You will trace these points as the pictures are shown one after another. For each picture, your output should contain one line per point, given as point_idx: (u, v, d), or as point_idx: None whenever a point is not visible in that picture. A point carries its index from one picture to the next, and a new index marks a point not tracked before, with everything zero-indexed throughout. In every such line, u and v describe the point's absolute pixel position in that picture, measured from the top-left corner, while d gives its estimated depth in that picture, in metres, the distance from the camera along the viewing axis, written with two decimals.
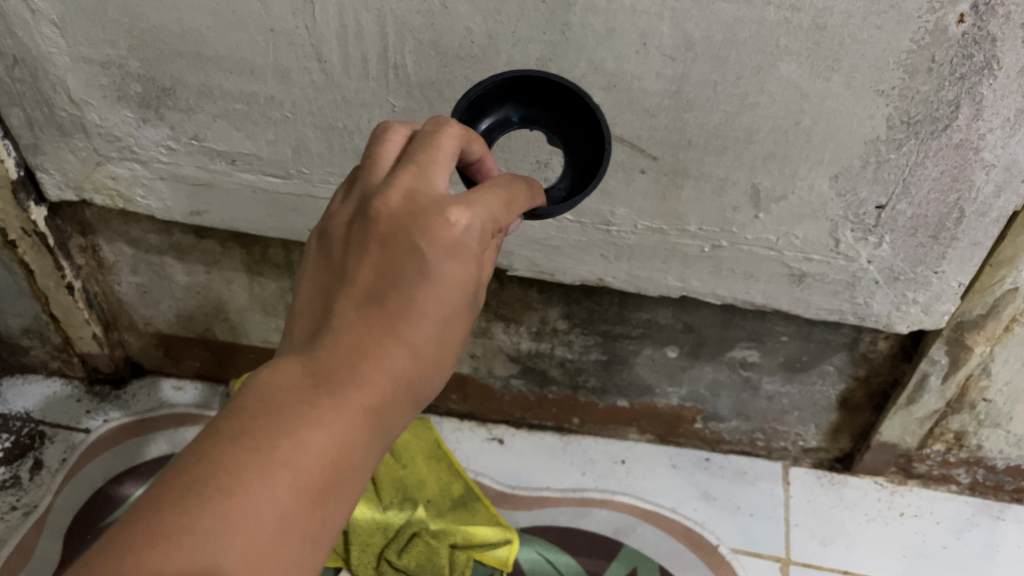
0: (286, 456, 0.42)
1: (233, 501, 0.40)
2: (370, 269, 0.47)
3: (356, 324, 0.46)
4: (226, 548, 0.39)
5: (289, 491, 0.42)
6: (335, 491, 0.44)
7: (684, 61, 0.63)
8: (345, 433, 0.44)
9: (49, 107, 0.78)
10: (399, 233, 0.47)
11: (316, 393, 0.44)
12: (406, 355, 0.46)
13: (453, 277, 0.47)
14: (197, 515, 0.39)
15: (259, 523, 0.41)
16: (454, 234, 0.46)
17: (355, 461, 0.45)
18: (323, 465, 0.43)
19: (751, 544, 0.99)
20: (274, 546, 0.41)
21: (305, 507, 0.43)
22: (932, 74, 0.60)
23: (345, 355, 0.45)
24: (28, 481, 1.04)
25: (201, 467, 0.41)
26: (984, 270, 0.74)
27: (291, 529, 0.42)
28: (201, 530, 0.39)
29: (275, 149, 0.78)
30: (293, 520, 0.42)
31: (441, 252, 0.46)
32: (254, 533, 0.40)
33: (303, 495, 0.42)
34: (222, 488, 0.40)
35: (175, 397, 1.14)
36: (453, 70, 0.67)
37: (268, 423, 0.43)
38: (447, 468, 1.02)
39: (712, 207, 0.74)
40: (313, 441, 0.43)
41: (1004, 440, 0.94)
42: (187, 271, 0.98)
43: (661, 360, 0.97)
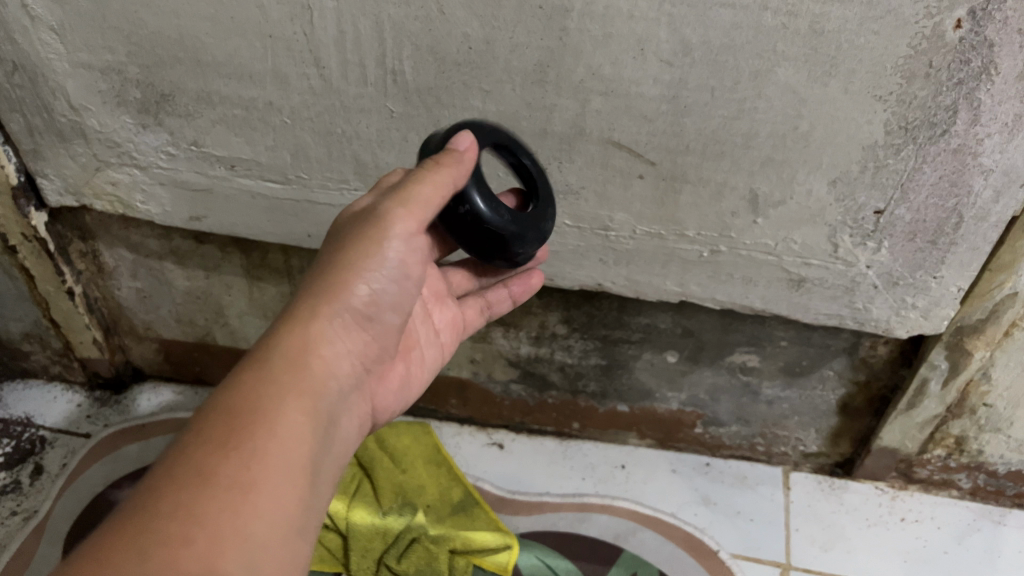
0: (208, 408, 0.48)
1: (172, 449, 0.46)
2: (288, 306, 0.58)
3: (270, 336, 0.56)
4: (164, 477, 0.43)
5: (212, 421, 0.47)
6: (263, 412, 0.48)
7: (681, 66, 0.63)
8: (263, 368, 0.50)
9: (49, 113, 0.78)
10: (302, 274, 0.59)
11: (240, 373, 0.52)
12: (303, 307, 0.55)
13: (333, 250, 0.58)
14: (169, 476, 0.43)
15: (191, 451, 0.45)
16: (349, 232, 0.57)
17: (274, 397, 0.49)
18: (245, 394, 0.48)
19: (751, 550, 0.98)
20: (208, 461, 0.44)
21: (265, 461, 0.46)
22: (930, 79, 0.60)
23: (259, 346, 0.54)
24: (28, 485, 1.04)
25: (176, 450, 0.45)
26: (984, 275, 0.73)
27: (223, 443, 0.45)
28: (145, 484, 0.44)
29: (274, 154, 0.78)
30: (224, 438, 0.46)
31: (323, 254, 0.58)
32: (188, 460, 0.44)
33: (230, 419, 0.47)
34: (165, 451, 0.46)
35: (175, 402, 1.14)
36: (451, 75, 0.67)
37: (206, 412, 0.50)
38: (447, 473, 1.03)
39: (710, 211, 0.74)
40: (233, 384, 0.50)
41: (1005, 445, 0.94)
42: (187, 276, 0.98)
43: (660, 364, 0.97)
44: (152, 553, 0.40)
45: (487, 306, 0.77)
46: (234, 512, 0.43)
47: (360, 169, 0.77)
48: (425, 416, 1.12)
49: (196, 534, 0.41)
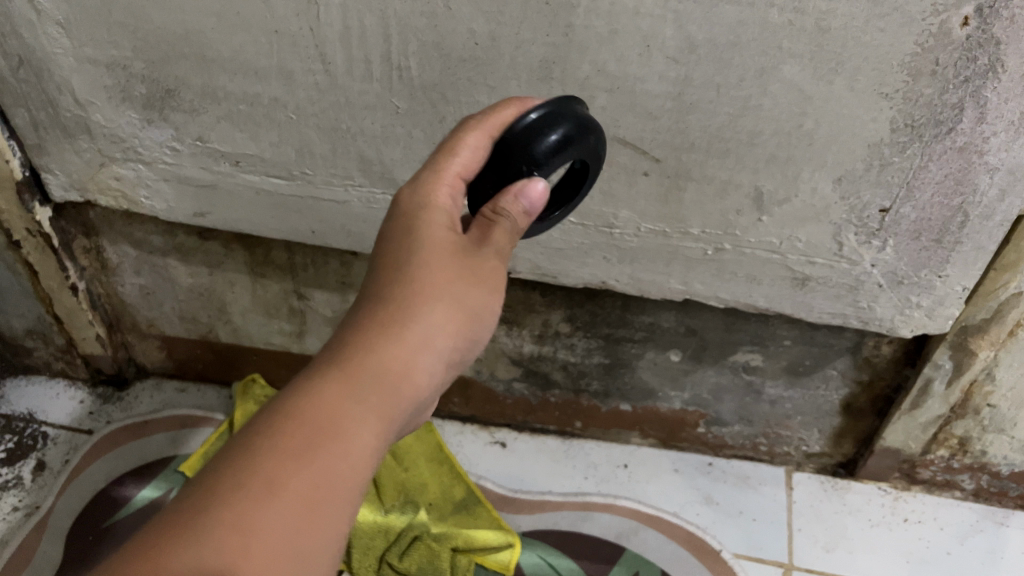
0: (270, 418, 0.41)
1: (224, 463, 0.39)
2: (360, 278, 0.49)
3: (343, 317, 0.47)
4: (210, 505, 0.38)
5: (272, 444, 0.40)
6: (330, 443, 0.40)
7: (686, 64, 0.63)
8: (337, 388, 0.42)
9: (54, 108, 0.78)
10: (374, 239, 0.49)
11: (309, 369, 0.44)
12: (384, 308, 0.44)
13: (413, 229, 0.46)
14: (219, 482, 0.39)
15: (243, 481, 0.38)
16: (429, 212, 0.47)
17: (348, 405, 0.42)
18: (315, 400, 0.41)
19: (753, 550, 0.98)
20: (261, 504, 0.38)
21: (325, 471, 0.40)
22: (937, 77, 0.60)
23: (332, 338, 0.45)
24: (31, 481, 1.04)
25: (227, 446, 0.41)
26: (988, 274, 0.74)
27: (280, 481, 0.39)
28: (201, 487, 0.39)
29: (278, 150, 0.78)
30: (282, 472, 0.39)
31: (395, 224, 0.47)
32: (246, 467, 0.39)
33: (289, 452, 0.39)
34: (217, 459, 0.40)
35: (178, 398, 1.15)
36: (457, 72, 0.67)
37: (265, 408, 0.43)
38: (449, 471, 1.03)
39: (715, 209, 0.74)
40: (302, 397, 0.41)
41: (1008, 446, 0.93)
42: (191, 272, 0.98)
43: (663, 363, 0.96)
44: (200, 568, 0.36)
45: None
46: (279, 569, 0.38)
47: (365, 165, 0.77)
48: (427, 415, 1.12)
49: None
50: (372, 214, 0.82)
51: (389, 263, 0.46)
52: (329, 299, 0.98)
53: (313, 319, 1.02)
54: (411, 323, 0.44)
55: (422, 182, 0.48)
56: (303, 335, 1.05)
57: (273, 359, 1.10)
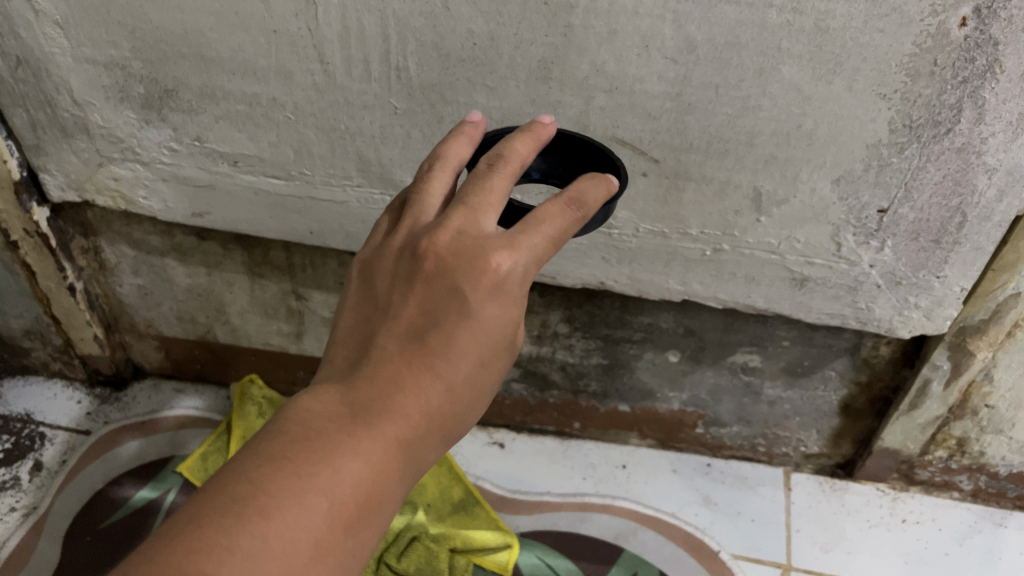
0: (324, 485, 0.41)
1: (269, 527, 0.39)
2: (414, 304, 0.46)
3: (396, 359, 0.45)
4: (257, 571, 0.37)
5: (323, 519, 0.40)
6: (368, 521, 0.42)
7: (685, 64, 0.63)
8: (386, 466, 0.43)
9: (52, 108, 0.78)
10: (443, 270, 0.45)
11: (359, 425, 0.43)
12: (446, 391, 0.44)
13: (491, 312, 0.45)
14: (238, 533, 0.38)
15: (295, 551, 0.39)
16: (496, 277, 0.44)
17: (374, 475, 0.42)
18: (348, 470, 0.42)
19: (752, 550, 0.98)
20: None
21: (340, 536, 0.41)
22: (934, 78, 0.60)
23: (384, 386, 0.44)
24: (27, 482, 1.04)
25: (244, 488, 0.40)
26: (986, 275, 0.73)
27: (325, 562, 0.40)
28: (216, 522, 0.38)
29: (277, 150, 0.78)
30: (327, 550, 0.40)
31: (482, 293, 0.44)
32: (269, 521, 0.39)
33: (335, 527, 0.41)
34: (260, 510, 0.39)
35: (176, 399, 1.14)
36: (456, 72, 0.67)
37: (307, 451, 0.42)
38: (447, 472, 1.03)
39: (714, 210, 0.74)
40: (355, 471, 0.42)
41: (1006, 446, 0.93)
42: (189, 273, 0.98)
43: (662, 364, 0.96)
44: None
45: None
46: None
47: (364, 165, 0.77)
48: None
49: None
50: (371, 214, 0.82)
51: (460, 342, 0.44)
52: (328, 300, 0.98)
53: (311, 320, 1.02)
54: (461, 410, 0.45)
55: (519, 256, 0.45)
56: (301, 335, 1.05)
57: (271, 360, 1.10)
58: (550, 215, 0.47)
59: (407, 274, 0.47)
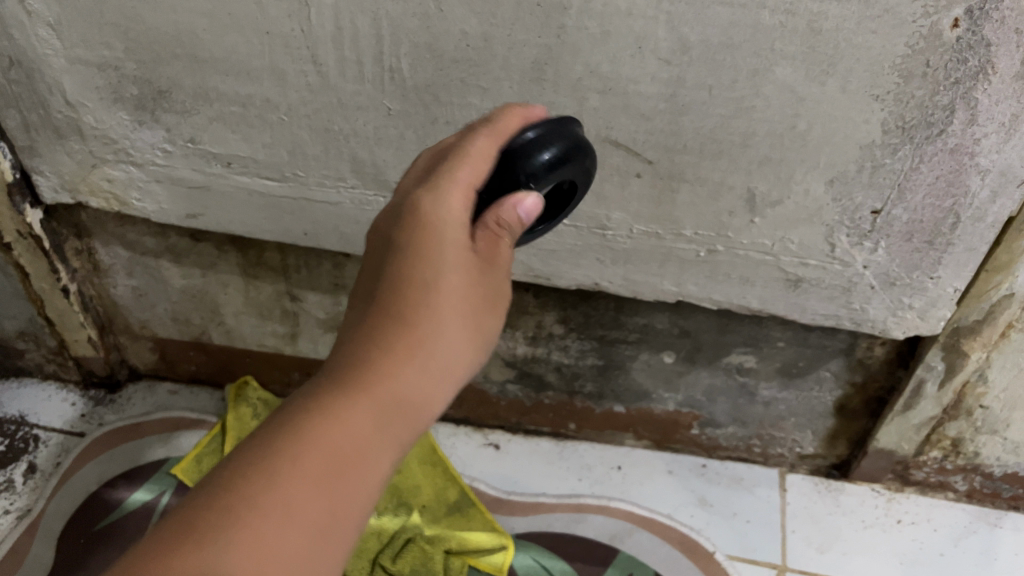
0: (286, 447, 0.41)
1: (237, 497, 0.39)
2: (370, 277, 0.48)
3: (356, 324, 0.46)
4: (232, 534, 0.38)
5: (292, 477, 0.40)
6: (348, 474, 0.41)
7: (679, 65, 0.63)
8: (355, 411, 0.42)
9: (45, 110, 0.78)
10: (384, 239, 0.48)
11: (325, 385, 0.44)
12: (404, 331, 0.44)
13: (430, 248, 0.46)
14: (209, 510, 0.39)
15: (267, 510, 0.39)
16: (420, 216, 0.46)
17: (344, 425, 0.42)
18: (313, 424, 0.42)
19: (747, 551, 0.98)
20: (286, 537, 0.39)
21: (317, 491, 0.40)
22: (928, 79, 0.60)
23: (346, 349, 0.45)
24: (22, 484, 1.04)
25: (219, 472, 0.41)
26: (980, 276, 0.73)
27: (301, 519, 0.39)
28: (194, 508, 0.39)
29: (271, 152, 0.78)
30: (304, 504, 0.40)
31: (412, 234, 0.46)
32: (238, 491, 0.39)
33: (311, 481, 0.40)
34: (228, 485, 0.40)
35: (171, 401, 1.14)
36: (449, 73, 0.67)
37: (275, 423, 0.42)
38: (442, 474, 1.03)
39: (708, 211, 0.74)
40: (323, 424, 0.42)
41: (1001, 447, 0.94)
42: (183, 274, 0.98)
43: (657, 365, 0.96)
44: None
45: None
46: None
47: (357, 167, 0.77)
48: None
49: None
50: (365, 216, 0.82)
51: (405, 283, 0.45)
52: (323, 301, 0.98)
53: (306, 321, 1.01)
54: (431, 347, 0.44)
55: (439, 194, 0.47)
56: (296, 336, 1.04)
57: (266, 361, 1.10)
58: (465, 151, 0.49)
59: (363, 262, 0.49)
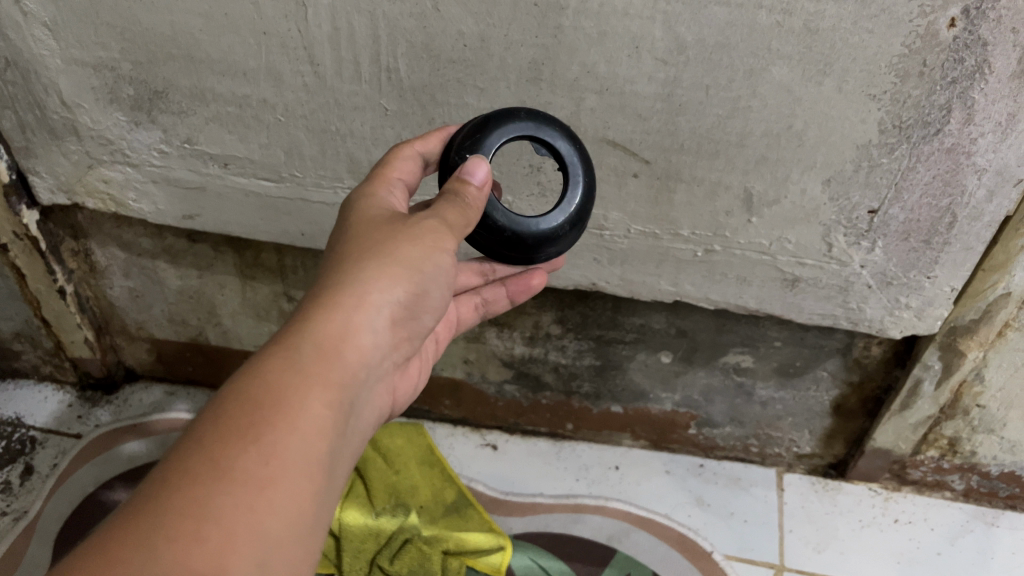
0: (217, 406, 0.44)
1: (174, 456, 0.42)
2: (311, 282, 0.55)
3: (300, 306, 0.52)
4: (179, 461, 0.41)
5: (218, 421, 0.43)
6: (273, 408, 0.44)
7: (676, 65, 0.63)
8: (278, 359, 0.46)
9: (41, 110, 0.78)
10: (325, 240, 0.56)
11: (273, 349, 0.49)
12: (332, 278, 0.51)
13: (353, 222, 0.55)
14: (150, 477, 0.41)
15: (206, 434, 0.42)
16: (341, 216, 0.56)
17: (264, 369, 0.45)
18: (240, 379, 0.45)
19: (745, 551, 0.98)
20: (226, 447, 0.41)
21: (240, 425, 0.42)
22: (924, 78, 0.60)
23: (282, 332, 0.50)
24: (19, 486, 1.03)
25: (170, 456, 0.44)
26: (977, 275, 0.74)
27: (228, 452, 0.41)
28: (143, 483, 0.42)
29: (268, 152, 0.78)
30: (243, 420, 0.43)
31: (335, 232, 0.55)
32: (175, 448, 0.42)
33: (247, 404, 0.43)
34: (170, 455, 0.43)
35: (167, 402, 1.14)
36: (446, 73, 0.67)
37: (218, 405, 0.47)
38: (440, 474, 1.03)
39: (705, 210, 0.74)
40: (257, 362, 0.46)
41: (998, 446, 0.94)
42: (180, 275, 0.97)
43: (655, 365, 0.96)
44: (139, 548, 0.37)
45: (484, 303, 0.74)
46: (250, 514, 0.40)
47: (354, 167, 0.77)
48: (419, 417, 1.12)
49: (210, 530, 0.39)
50: None
51: (337, 252, 0.53)
52: None
53: None
54: (350, 296, 0.49)
55: (352, 197, 0.57)
56: None
57: None
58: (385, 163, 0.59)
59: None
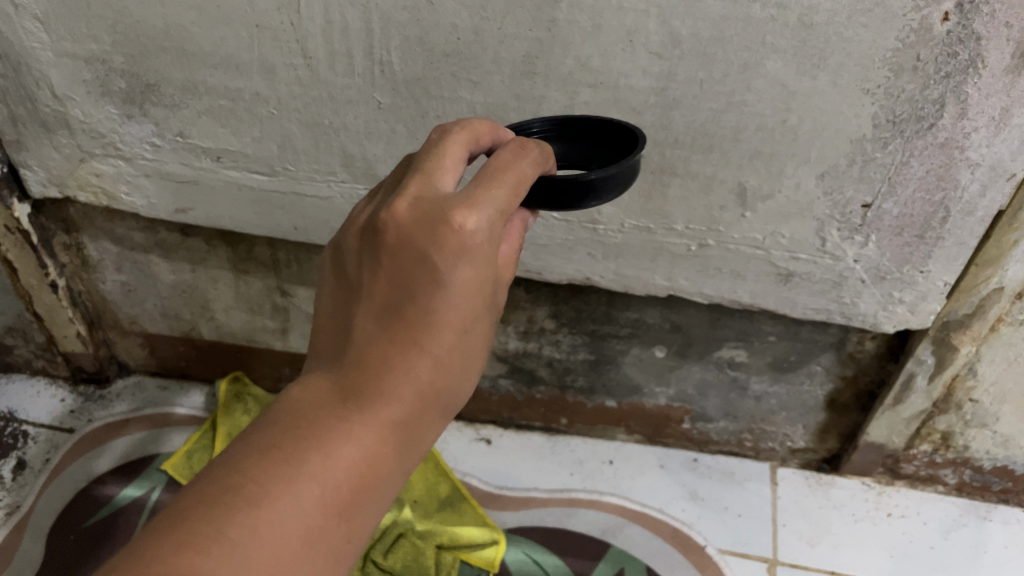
0: (313, 470, 0.41)
1: (260, 512, 0.39)
2: (386, 282, 0.45)
3: (378, 341, 0.44)
4: (266, 543, 0.39)
5: (313, 504, 0.41)
6: (361, 502, 0.43)
7: (670, 59, 0.63)
8: (376, 445, 0.43)
9: (32, 103, 0.77)
10: (408, 243, 0.44)
11: (346, 406, 0.43)
12: (442, 355, 0.44)
13: (479, 271, 0.44)
14: (224, 527, 0.38)
15: (294, 545, 0.40)
16: (463, 240, 0.43)
17: (363, 449, 0.43)
18: (336, 450, 0.42)
19: (738, 545, 0.98)
20: (312, 549, 0.40)
21: (332, 516, 0.41)
22: (918, 73, 0.60)
23: (370, 369, 0.44)
24: (10, 480, 1.03)
25: (233, 480, 0.40)
26: (970, 270, 0.74)
27: (317, 547, 0.41)
28: (206, 504, 0.39)
29: (261, 146, 0.77)
30: (321, 539, 0.41)
31: (454, 260, 0.43)
32: (258, 503, 0.40)
33: (328, 514, 0.41)
34: (248, 499, 0.40)
35: (161, 397, 1.14)
36: (440, 67, 0.67)
37: (297, 438, 0.42)
38: (434, 469, 1.03)
39: (699, 205, 0.74)
40: (355, 437, 0.43)
41: (990, 440, 0.94)
42: (173, 269, 0.97)
43: (649, 359, 0.96)
44: None
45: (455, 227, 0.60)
46: None
47: (348, 161, 0.77)
48: None
49: None
50: None
51: (450, 306, 0.44)
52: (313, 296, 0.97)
53: (296, 317, 1.01)
54: (449, 391, 0.46)
55: (485, 214, 0.44)
56: (287, 331, 1.04)
57: (257, 357, 1.09)
58: (511, 168, 0.47)
59: (374, 251, 0.46)
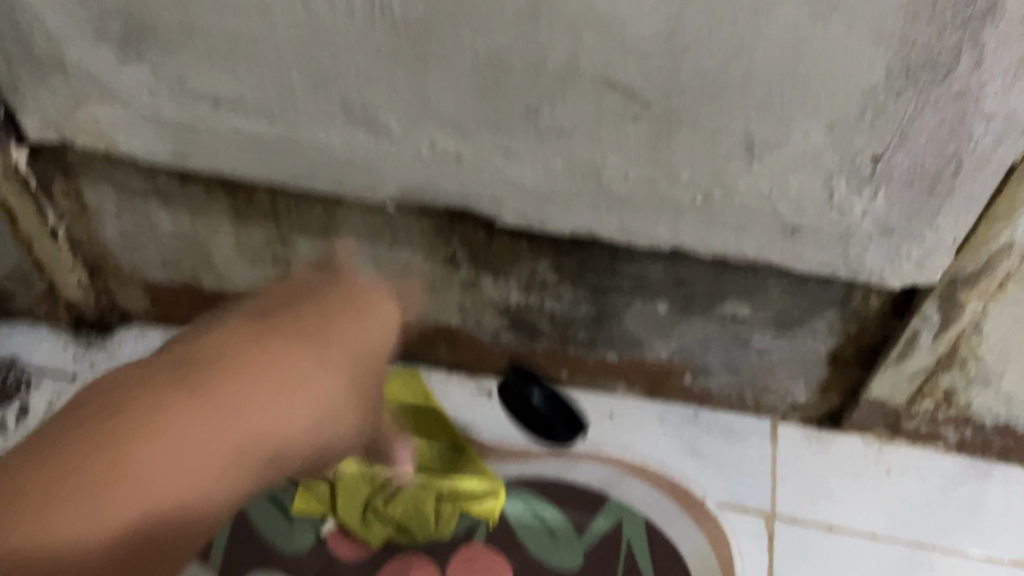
0: (155, 438, 0.63)
1: (119, 468, 0.60)
2: (212, 351, 0.74)
3: (187, 381, 0.70)
4: (127, 479, 0.60)
5: (164, 471, 0.62)
6: (197, 468, 0.65)
7: (678, 3, 0.61)
8: (192, 429, 0.66)
9: (26, 45, 0.76)
10: (241, 349, 0.75)
11: (173, 395, 0.66)
12: (256, 414, 0.71)
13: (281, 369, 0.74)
14: (87, 474, 0.59)
15: (144, 481, 0.61)
16: (280, 368, 0.74)
17: (190, 431, 0.65)
18: (172, 431, 0.64)
19: (737, 499, 0.99)
20: (159, 486, 0.62)
21: (175, 475, 0.63)
22: (935, 19, 0.58)
23: (203, 394, 0.68)
24: (15, 426, 1.03)
25: (98, 436, 0.61)
26: (980, 225, 0.72)
27: (170, 490, 0.62)
28: (83, 467, 0.59)
29: (259, 91, 0.76)
30: (174, 482, 0.63)
31: (273, 375, 0.74)
32: (122, 455, 0.61)
33: (171, 466, 0.63)
34: (114, 455, 0.61)
35: (163, 345, 1.14)
36: (440, 9, 0.65)
37: (138, 414, 0.64)
38: (434, 421, 1.03)
39: (705, 155, 0.72)
40: (175, 410, 0.65)
41: (993, 398, 0.93)
42: (173, 217, 0.96)
43: (651, 314, 0.96)
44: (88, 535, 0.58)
45: None
46: (165, 524, 0.62)
47: (347, 108, 0.75)
48: (414, 363, 1.12)
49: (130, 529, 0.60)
50: (356, 158, 0.80)
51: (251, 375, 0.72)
52: (314, 246, 0.96)
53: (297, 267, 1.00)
54: (246, 418, 0.70)
55: (294, 352, 0.76)
56: None
57: (258, 307, 1.09)
58: (325, 330, 0.79)
59: (230, 343, 0.76)
